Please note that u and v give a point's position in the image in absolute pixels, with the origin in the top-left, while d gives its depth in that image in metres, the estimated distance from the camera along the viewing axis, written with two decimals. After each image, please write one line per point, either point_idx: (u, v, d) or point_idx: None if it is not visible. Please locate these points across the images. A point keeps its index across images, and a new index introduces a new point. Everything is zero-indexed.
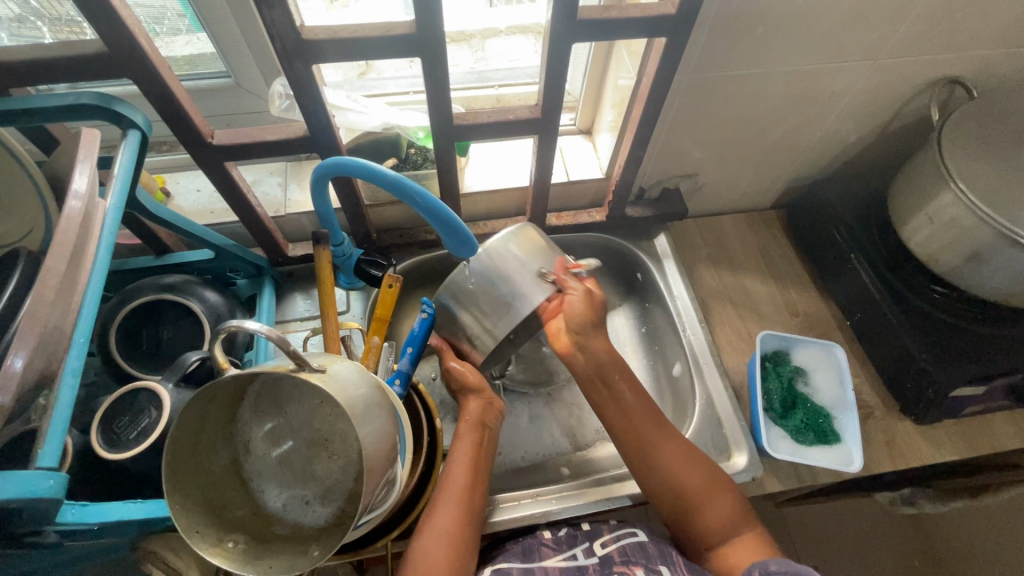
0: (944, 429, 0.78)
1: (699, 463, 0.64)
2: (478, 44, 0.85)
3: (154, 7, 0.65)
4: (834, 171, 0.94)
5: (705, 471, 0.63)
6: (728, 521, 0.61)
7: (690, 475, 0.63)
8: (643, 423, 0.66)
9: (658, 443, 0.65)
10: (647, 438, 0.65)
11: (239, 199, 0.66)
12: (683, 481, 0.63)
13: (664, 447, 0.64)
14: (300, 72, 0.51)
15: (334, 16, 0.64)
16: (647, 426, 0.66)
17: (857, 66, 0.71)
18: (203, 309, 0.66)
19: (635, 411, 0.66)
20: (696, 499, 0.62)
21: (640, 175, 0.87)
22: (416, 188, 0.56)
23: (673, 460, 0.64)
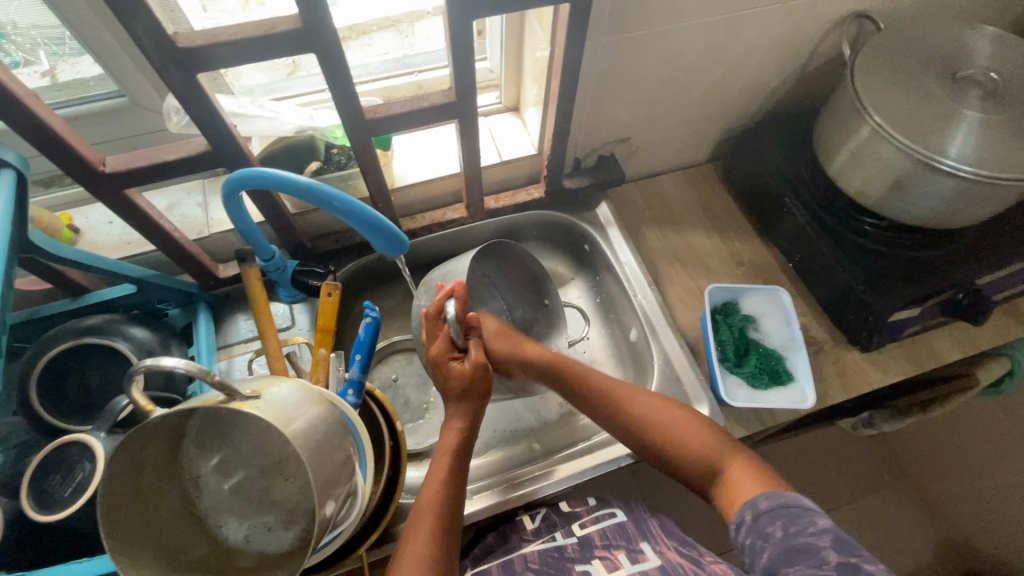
0: (889, 353, 0.82)
1: (686, 411, 0.64)
2: (407, 28, 0.80)
3: (52, 28, 0.62)
4: (763, 118, 0.95)
5: (691, 417, 0.63)
6: (717, 453, 0.60)
7: (667, 424, 0.63)
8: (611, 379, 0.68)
9: (632, 396, 0.66)
10: (624, 394, 0.66)
11: (150, 226, 0.62)
12: (666, 428, 0.63)
13: (641, 398, 0.65)
14: (184, 83, 0.48)
15: (254, 14, 0.61)
16: (615, 381, 0.67)
17: (767, 12, 0.71)
18: (131, 347, 0.62)
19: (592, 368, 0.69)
20: (674, 432, 0.62)
21: (572, 145, 0.85)
22: (331, 192, 0.53)
23: (656, 412, 0.64)
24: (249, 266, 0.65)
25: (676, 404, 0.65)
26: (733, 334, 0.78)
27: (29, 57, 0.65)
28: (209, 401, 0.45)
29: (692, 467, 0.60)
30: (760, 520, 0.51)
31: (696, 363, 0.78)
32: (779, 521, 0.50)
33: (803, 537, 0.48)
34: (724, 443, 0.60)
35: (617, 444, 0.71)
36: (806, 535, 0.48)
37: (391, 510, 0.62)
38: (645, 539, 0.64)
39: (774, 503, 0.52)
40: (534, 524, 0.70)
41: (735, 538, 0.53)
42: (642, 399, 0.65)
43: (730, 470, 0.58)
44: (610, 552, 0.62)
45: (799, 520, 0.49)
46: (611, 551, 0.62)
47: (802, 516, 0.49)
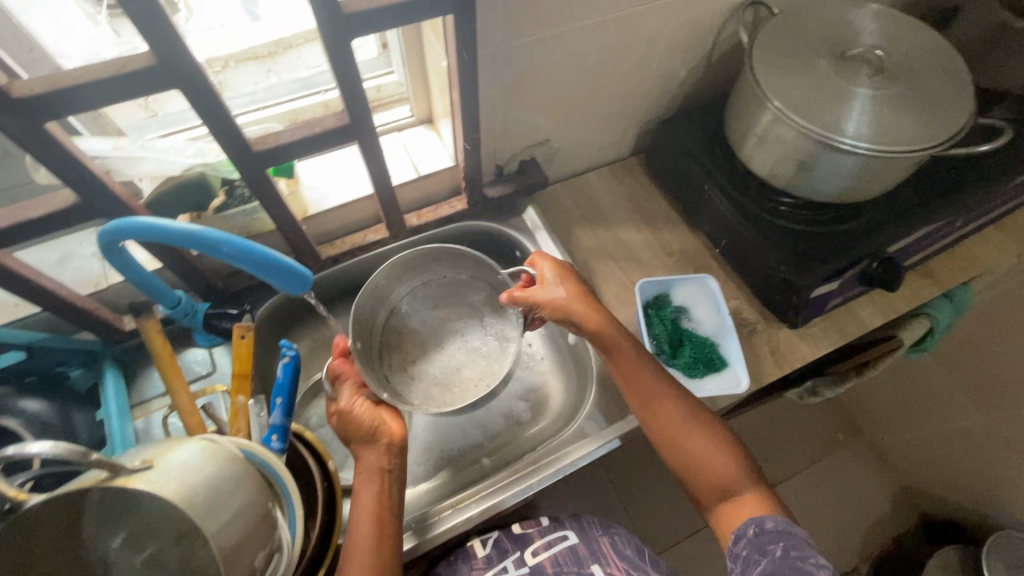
0: (817, 326, 0.85)
1: (710, 431, 0.65)
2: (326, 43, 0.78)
3: None
4: (678, 108, 0.96)
5: (713, 436, 0.64)
6: (735, 480, 0.62)
7: (695, 440, 0.64)
8: (650, 383, 0.66)
9: (666, 408, 0.65)
10: (656, 402, 0.66)
11: (30, 287, 0.57)
12: (689, 445, 0.64)
13: (673, 412, 0.65)
14: (29, 135, 0.44)
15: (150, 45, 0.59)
16: (654, 384, 0.66)
17: (661, 6, 0.72)
18: (22, 423, 0.57)
19: (635, 369, 0.67)
20: (694, 454, 0.63)
21: (490, 153, 0.84)
22: (219, 235, 0.50)
23: (683, 428, 0.64)
24: (148, 318, 0.61)
25: (706, 421, 0.65)
26: (666, 326, 0.79)
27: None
28: (89, 482, 0.42)
29: (708, 485, 0.63)
30: (763, 537, 0.56)
31: (634, 359, 0.78)
32: (782, 543, 0.55)
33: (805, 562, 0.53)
34: (744, 468, 0.63)
35: (562, 452, 0.71)
36: (807, 563, 0.53)
37: (329, 556, 0.59)
38: (595, 561, 0.65)
39: (780, 527, 0.56)
40: (485, 550, 0.68)
41: (732, 549, 0.58)
42: (677, 410, 0.65)
43: (749, 497, 0.61)
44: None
45: (804, 548, 0.54)
46: None
47: (807, 545, 0.54)
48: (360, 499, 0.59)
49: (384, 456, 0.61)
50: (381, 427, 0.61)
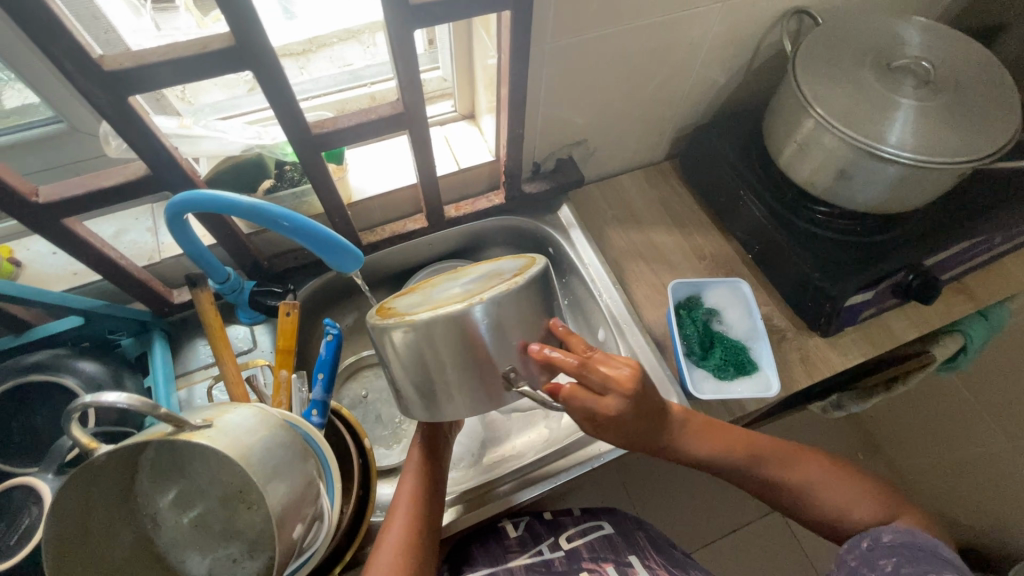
0: (849, 337, 0.84)
1: (835, 474, 0.63)
2: (369, 40, 0.81)
3: None
4: (715, 114, 0.97)
5: (840, 477, 0.62)
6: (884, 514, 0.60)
7: (794, 474, 0.62)
8: (752, 449, 0.63)
9: (782, 469, 0.62)
10: (768, 467, 0.62)
11: (94, 256, 0.60)
12: (822, 496, 0.61)
13: (789, 469, 0.62)
14: (114, 107, 0.46)
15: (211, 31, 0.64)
16: (756, 448, 0.63)
17: (708, 11, 0.73)
18: (79, 383, 0.60)
19: (734, 443, 0.63)
20: (829, 502, 0.61)
21: (530, 150, 0.86)
22: (279, 210, 0.52)
23: (808, 480, 0.62)
24: (200, 290, 0.64)
25: (824, 466, 0.63)
26: (697, 328, 0.79)
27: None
28: (158, 434, 0.43)
29: (823, 517, 0.61)
30: (876, 550, 0.56)
31: (663, 359, 0.79)
32: (896, 558, 0.55)
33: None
34: (852, 487, 0.62)
35: (590, 445, 0.72)
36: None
37: (362, 532, 0.60)
38: (633, 552, 0.65)
39: (899, 540, 0.56)
40: (517, 532, 0.71)
41: (842, 554, 0.59)
42: (766, 444, 0.64)
43: (867, 516, 0.60)
44: (598, 565, 0.62)
45: (918, 564, 0.54)
46: (599, 564, 0.62)
47: (928, 561, 0.54)
48: (401, 493, 0.59)
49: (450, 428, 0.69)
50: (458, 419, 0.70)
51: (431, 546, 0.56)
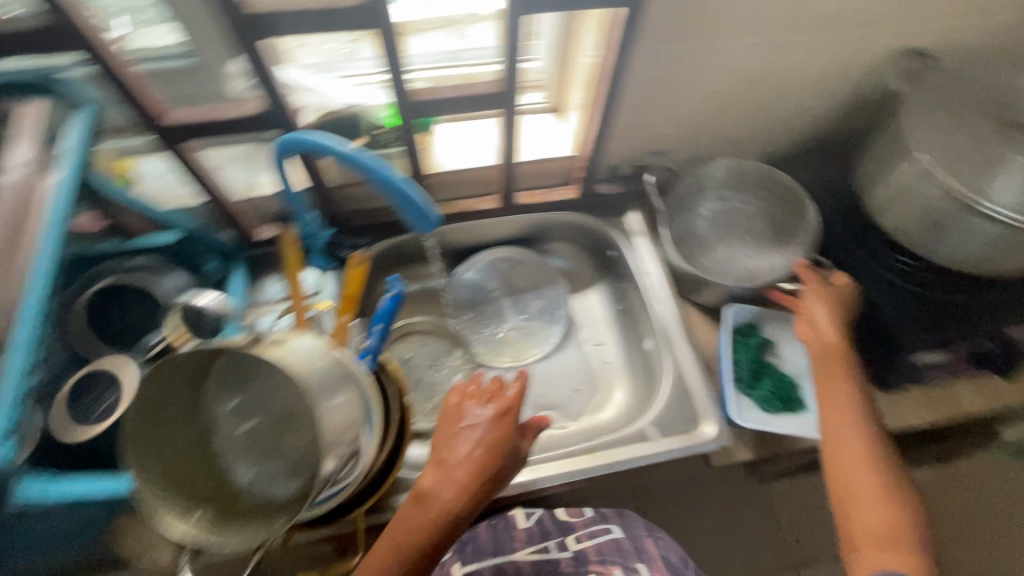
0: (910, 396, 0.80)
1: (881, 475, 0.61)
2: None
3: None
4: (804, 146, 0.94)
5: (888, 482, 0.61)
6: (893, 533, 0.58)
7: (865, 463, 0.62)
8: (834, 407, 0.66)
9: (844, 433, 0.64)
10: (833, 427, 0.65)
11: (203, 180, 0.66)
12: (855, 475, 0.61)
13: (848, 436, 0.64)
14: (250, 45, 0.51)
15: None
16: (839, 411, 0.66)
17: (820, 38, 0.71)
18: (169, 291, 0.66)
19: (828, 394, 0.67)
20: (858, 481, 0.61)
21: (610, 151, 0.86)
22: (374, 162, 0.56)
23: (854, 457, 0.62)
24: (286, 231, 0.67)
25: (883, 466, 0.62)
26: (749, 355, 0.78)
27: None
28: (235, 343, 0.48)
29: (847, 501, 0.61)
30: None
31: (710, 380, 0.77)
32: None
33: None
34: (907, 524, 0.58)
35: (621, 449, 0.71)
36: None
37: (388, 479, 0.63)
38: (641, 560, 0.65)
39: None
40: (528, 524, 0.69)
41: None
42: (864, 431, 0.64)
43: (895, 553, 0.56)
44: (605, 569, 0.63)
45: None
46: (607, 568, 0.63)
47: None
48: (428, 501, 0.54)
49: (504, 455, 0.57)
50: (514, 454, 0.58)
51: None
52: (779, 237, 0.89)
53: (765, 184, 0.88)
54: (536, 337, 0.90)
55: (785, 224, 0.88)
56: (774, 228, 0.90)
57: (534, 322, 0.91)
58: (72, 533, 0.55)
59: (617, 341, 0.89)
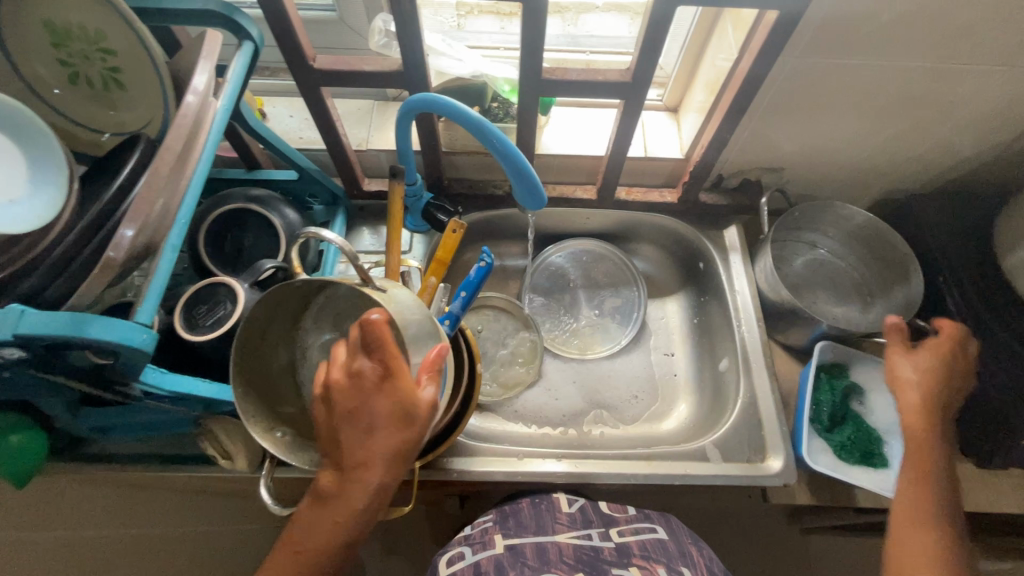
0: (1009, 480, 0.73)
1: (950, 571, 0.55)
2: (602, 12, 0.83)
3: None
4: (937, 188, 0.86)
5: None
6: None
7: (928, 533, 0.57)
8: (921, 487, 0.60)
9: (918, 513, 0.59)
10: (914, 506, 0.59)
11: (329, 127, 0.70)
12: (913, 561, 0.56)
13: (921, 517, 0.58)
14: (405, 3, 0.53)
15: None
16: (924, 490, 0.60)
17: (992, 72, 0.65)
18: (281, 224, 0.70)
19: (919, 468, 0.61)
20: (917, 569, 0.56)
21: (721, 161, 0.83)
22: (496, 133, 0.57)
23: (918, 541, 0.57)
24: (397, 182, 0.69)
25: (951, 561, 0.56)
26: (834, 398, 0.73)
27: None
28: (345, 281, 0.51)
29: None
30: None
31: (784, 416, 0.74)
32: None
33: None
34: None
35: (677, 462, 0.70)
36: None
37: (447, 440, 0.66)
38: (684, 563, 0.63)
39: None
40: (570, 509, 0.70)
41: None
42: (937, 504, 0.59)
43: None
44: (648, 565, 0.62)
45: None
46: (649, 564, 0.62)
47: None
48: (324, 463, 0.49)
49: (374, 377, 0.45)
50: (395, 387, 0.45)
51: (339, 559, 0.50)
52: (863, 297, 0.85)
53: (870, 241, 0.83)
54: (610, 335, 0.88)
55: (879, 287, 0.84)
56: (862, 286, 0.86)
57: (608, 319, 0.89)
58: (170, 423, 0.61)
59: (689, 355, 0.86)
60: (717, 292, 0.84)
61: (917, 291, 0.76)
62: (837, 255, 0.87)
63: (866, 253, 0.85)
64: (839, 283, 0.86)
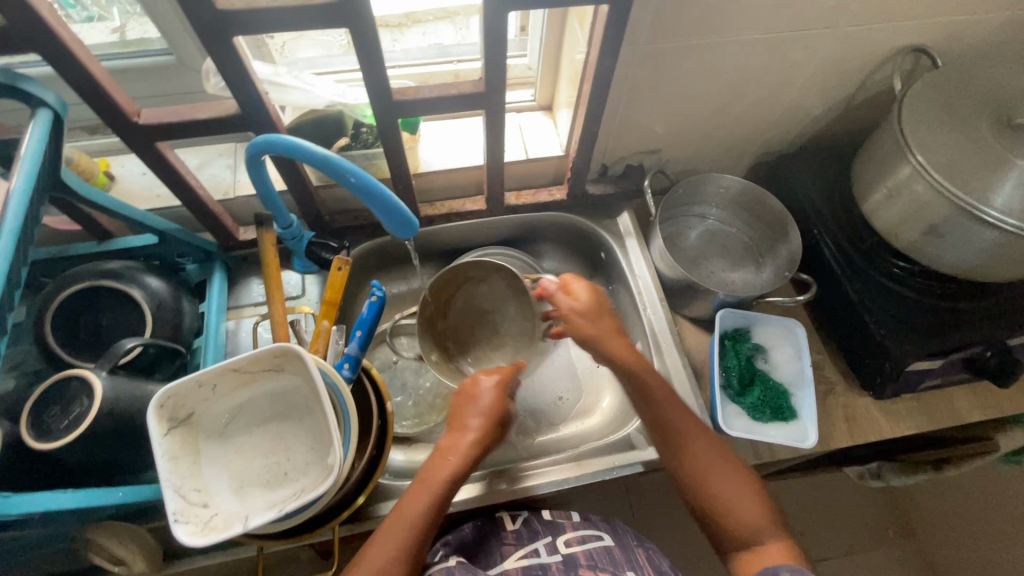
0: (904, 404, 0.79)
1: (739, 474, 0.59)
2: (458, 21, 0.82)
3: None
4: (802, 145, 0.92)
5: (745, 481, 0.59)
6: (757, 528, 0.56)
7: (721, 481, 0.58)
8: (675, 413, 0.62)
9: (695, 442, 0.61)
10: (676, 432, 0.61)
11: (179, 183, 0.64)
12: (712, 484, 0.58)
13: (702, 447, 0.60)
14: (220, 45, 0.49)
15: None
16: (678, 416, 0.62)
17: (817, 35, 0.69)
18: (144, 296, 0.64)
19: (665, 401, 0.63)
20: (721, 490, 0.58)
21: (600, 151, 0.85)
22: (349, 167, 0.54)
23: (704, 462, 0.59)
24: (264, 230, 0.68)
25: (732, 464, 0.60)
26: (739, 361, 0.76)
27: (103, 13, 0.71)
28: None
29: (709, 505, 0.58)
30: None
31: (698, 388, 0.76)
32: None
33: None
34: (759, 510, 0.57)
35: (606, 456, 0.70)
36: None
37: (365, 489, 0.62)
38: (631, 568, 0.63)
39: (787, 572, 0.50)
40: (514, 526, 0.69)
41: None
42: (699, 443, 0.61)
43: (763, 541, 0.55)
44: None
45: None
46: (596, 574, 0.61)
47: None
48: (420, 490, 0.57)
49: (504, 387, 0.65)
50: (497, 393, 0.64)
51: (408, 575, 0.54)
52: (755, 258, 0.89)
53: (750, 205, 0.87)
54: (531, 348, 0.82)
55: (766, 246, 0.88)
56: (752, 248, 0.90)
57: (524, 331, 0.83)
58: (42, 543, 0.54)
59: None
60: (623, 277, 0.85)
61: (797, 244, 0.80)
62: (724, 222, 0.91)
63: (750, 217, 0.89)
64: (731, 249, 0.90)
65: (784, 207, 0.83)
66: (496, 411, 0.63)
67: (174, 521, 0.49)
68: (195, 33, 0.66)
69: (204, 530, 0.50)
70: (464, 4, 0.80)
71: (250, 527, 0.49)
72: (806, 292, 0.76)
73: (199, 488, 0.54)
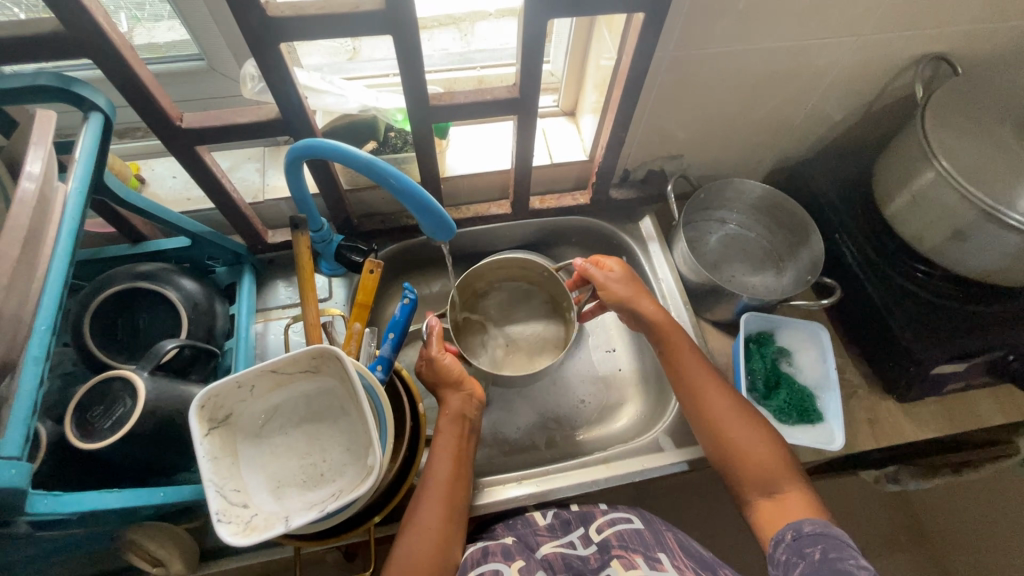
0: (926, 407, 0.80)
1: (757, 425, 0.64)
2: (467, 28, 0.83)
3: None
4: (820, 151, 0.93)
5: (763, 430, 0.64)
6: (775, 473, 0.60)
7: (740, 429, 0.63)
8: (696, 372, 0.67)
9: (715, 394, 0.66)
10: (700, 388, 0.66)
11: (215, 186, 0.65)
12: (731, 434, 0.63)
13: (720, 400, 0.65)
14: (267, 51, 0.50)
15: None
16: (699, 373, 0.67)
17: (842, 43, 0.70)
18: (180, 297, 0.65)
19: (686, 362, 0.68)
20: (740, 441, 0.62)
21: (623, 156, 0.86)
22: (390, 170, 0.55)
23: (723, 413, 0.64)
24: (299, 233, 0.67)
25: (749, 416, 0.64)
26: (764, 364, 0.77)
27: (109, 16, 0.68)
28: None
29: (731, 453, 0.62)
30: (801, 541, 0.54)
31: (724, 390, 0.76)
32: (821, 545, 0.53)
33: (843, 559, 0.50)
34: (777, 457, 0.61)
35: (634, 458, 0.71)
36: (846, 563, 0.50)
37: (403, 488, 0.64)
38: (663, 550, 0.61)
39: (818, 530, 0.54)
40: (546, 520, 0.69)
41: (771, 553, 0.56)
42: (720, 397, 0.65)
43: (781, 487, 0.60)
44: (626, 556, 0.59)
45: (840, 549, 0.52)
46: (627, 553, 0.60)
47: (845, 547, 0.52)
48: (436, 462, 0.62)
49: (468, 403, 0.67)
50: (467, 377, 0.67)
51: (454, 538, 0.59)
52: (775, 263, 0.90)
53: (771, 210, 0.88)
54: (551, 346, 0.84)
55: (787, 251, 0.89)
56: (772, 253, 0.91)
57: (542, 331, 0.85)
58: (83, 543, 0.55)
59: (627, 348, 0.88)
60: (646, 280, 0.85)
61: (819, 249, 0.81)
62: (744, 226, 0.92)
63: (770, 221, 0.90)
64: (752, 253, 0.91)
65: (805, 212, 0.84)
66: (458, 377, 0.67)
67: (217, 520, 0.49)
68: (230, 39, 0.66)
69: (246, 530, 0.50)
70: (468, 11, 0.81)
71: (292, 527, 0.49)
72: (829, 297, 0.76)
73: (238, 488, 0.54)
